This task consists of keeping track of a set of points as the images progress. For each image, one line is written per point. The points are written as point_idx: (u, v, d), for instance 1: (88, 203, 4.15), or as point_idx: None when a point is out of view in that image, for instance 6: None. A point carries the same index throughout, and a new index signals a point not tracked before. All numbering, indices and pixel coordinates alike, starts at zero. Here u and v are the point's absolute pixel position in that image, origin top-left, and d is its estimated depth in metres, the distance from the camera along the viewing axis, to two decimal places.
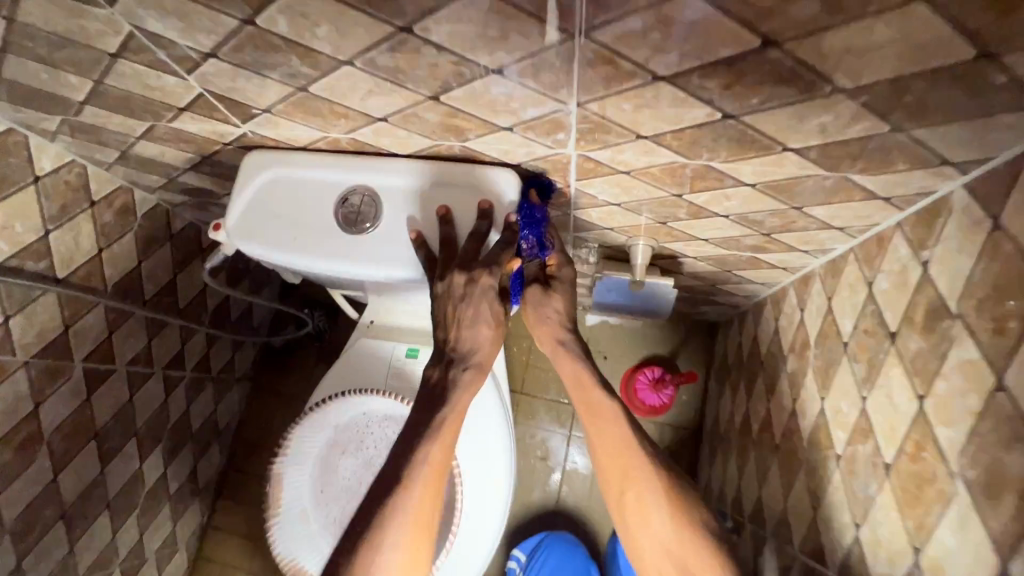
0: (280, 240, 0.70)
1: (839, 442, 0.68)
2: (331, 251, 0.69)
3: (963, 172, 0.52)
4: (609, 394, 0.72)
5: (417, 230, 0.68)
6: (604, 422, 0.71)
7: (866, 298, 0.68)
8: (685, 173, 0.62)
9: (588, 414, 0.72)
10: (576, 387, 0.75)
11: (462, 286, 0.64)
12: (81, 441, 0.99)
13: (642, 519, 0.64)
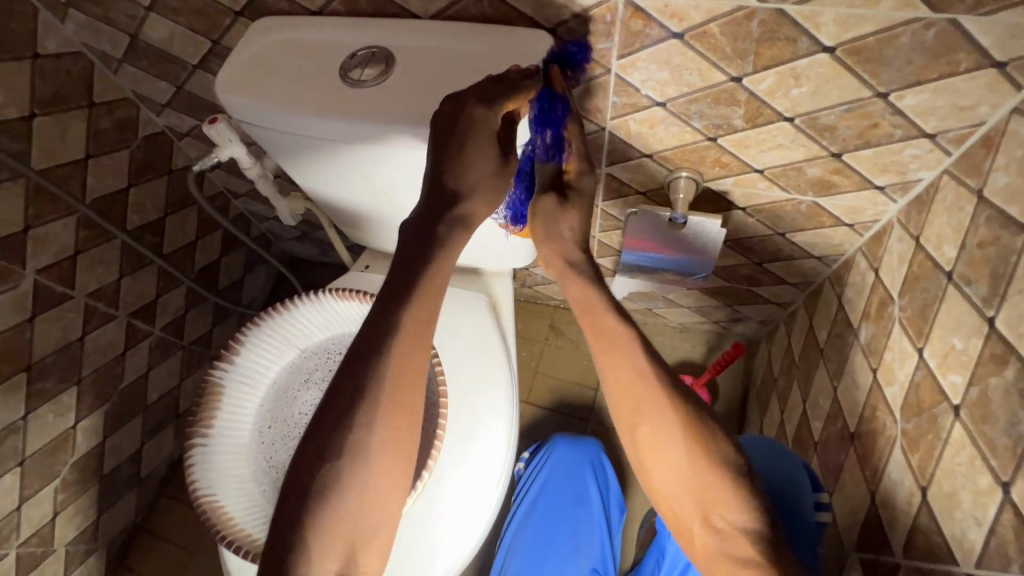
0: (276, 99, 0.60)
1: (955, 389, 0.51)
2: (327, 104, 0.59)
3: None
4: (625, 317, 0.58)
5: (431, 86, 0.58)
6: (615, 353, 0.57)
7: (975, 208, 0.54)
8: (751, 32, 0.53)
9: (597, 342, 0.58)
10: (583, 311, 0.59)
11: (448, 114, 0.51)
12: (10, 370, 0.83)
13: (663, 456, 0.55)
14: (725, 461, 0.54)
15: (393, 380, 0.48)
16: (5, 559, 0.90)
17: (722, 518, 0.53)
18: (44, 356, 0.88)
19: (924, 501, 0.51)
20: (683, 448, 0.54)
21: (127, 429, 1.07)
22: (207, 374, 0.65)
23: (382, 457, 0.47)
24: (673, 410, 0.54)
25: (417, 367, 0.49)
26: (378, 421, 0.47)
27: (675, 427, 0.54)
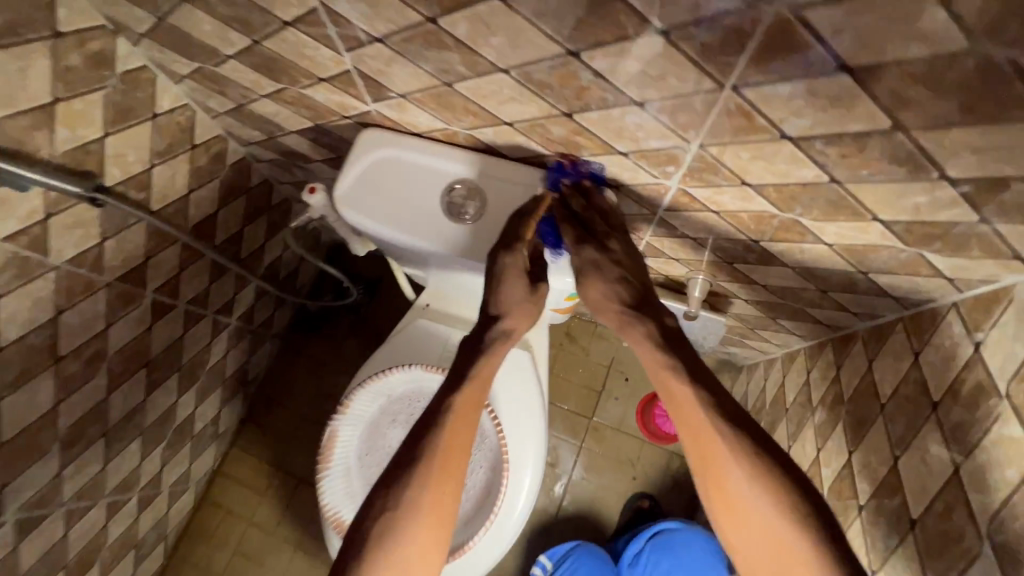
0: (389, 221, 0.76)
1: (862, 493, 0.73)
2: (431, 233, 0.75)
3: None
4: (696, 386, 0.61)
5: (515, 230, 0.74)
6: (707, 440, 0.58)
7: (910, 365, 0.72)
8: (768, 221, 0.67)
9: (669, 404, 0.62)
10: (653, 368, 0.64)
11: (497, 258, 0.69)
12: (134, 368, 1.03)
13: (748, 519, 0.57)
14: (811, 531, 0.55)
15: (430, 489, 0.62)
16: (130, 500, 1.16)
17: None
18: (153, 353, 1.07)
19: None
20: (767, 530, 0.56)
21: (209, 399, 1.30)
22: (327, 422, 0.85)
23: (425, 548, 0.60)
24: (761, 472, 0.57)
25: (453, 460, 0.64)
26: (415, 523, 0.60)
27: (754, 487, 0.57)
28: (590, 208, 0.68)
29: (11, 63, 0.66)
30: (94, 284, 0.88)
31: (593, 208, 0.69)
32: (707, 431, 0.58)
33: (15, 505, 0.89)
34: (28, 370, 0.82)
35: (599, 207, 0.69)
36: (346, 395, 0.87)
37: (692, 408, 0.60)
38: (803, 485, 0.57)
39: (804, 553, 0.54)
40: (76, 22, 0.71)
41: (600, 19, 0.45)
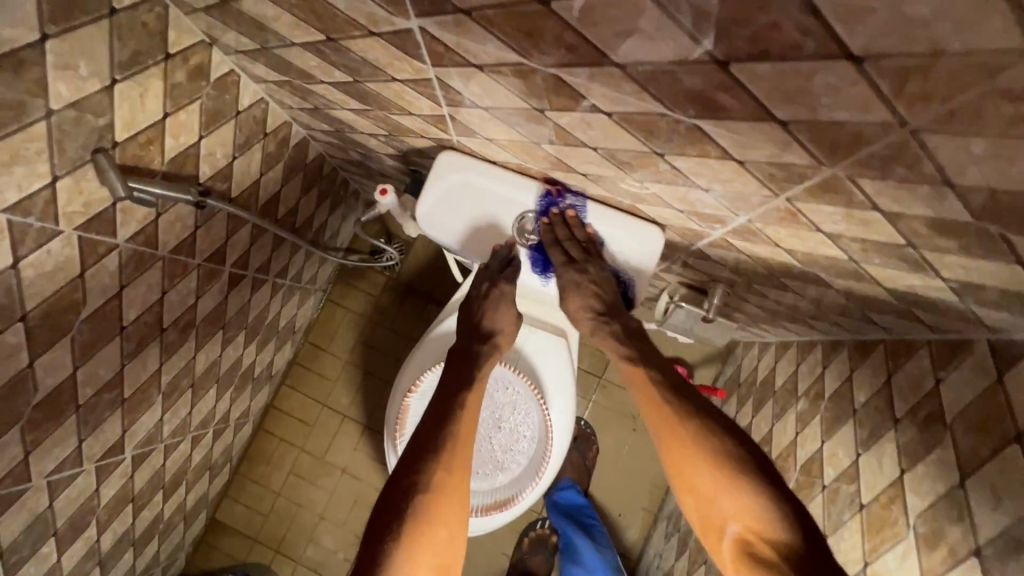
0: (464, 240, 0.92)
1: (827, 476, 0.93)
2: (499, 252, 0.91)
3: (992, 333, 0.70)
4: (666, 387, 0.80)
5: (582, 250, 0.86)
6: (674, 425, 0.76)
7: (883, 383, 0.89)
8: (789, 268, 0.80)
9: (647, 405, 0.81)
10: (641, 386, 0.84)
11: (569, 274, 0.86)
12: (214, 330, 1.17)
13: (704, 487, 0.72)
14: (752, 488, 0.69)
15: (452, 450, 0.78)
16: (206, 433, 1.35)
17: (755, 530, 0.67)
18: (227, 316, 1.20)
19: None
20: (708, 468, 0.72)
21: (265, 348, 1.45)
22: (401, 399, 1.02)
23: (449, 491, 0.74)
24: (709, 445, 0.73)
25: (468, 430, 0.82)
26: (442, 470, 0.75)
27: (699, 457, 0.73)
28: (569, 237, 0.86)
29: (133, 89, 0.72)
30: (188, 267, 0.99)
31: (573, 238, 0.86)
32: (665, 403, 0.79)
33: (131, 444, 1.07)
34: (141, 342, 0.96)
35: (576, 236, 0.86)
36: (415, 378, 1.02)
37: (657, 402, 0.79)
38: (762, 456, 0.73)
39: (747, 485, 0.69)
40: (181, 41, 0.76)
41: (690, 144, 0.55)
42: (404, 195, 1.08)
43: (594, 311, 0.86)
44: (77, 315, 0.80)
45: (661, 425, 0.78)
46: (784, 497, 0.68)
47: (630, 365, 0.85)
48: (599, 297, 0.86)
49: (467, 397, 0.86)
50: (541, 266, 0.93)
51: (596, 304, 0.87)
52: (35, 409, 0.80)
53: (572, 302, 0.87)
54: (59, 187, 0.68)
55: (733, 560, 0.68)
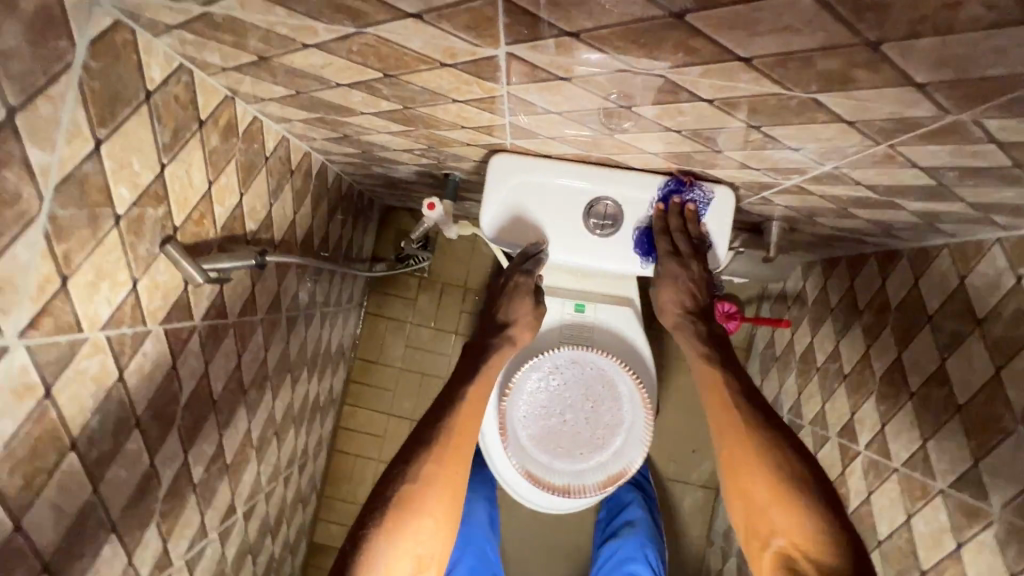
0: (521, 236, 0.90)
1: (913, 383, 0.96)
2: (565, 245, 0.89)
3: None
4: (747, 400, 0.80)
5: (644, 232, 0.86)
6: (742, 443, 0.78)
7: (956, 287, 0.92)
8: (863, 200, 0.80)
9: (716, 418, 0.82)
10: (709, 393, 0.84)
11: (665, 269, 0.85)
12: (282, 376, 1.16)
13: (754, 501, 0.76)
14: (812, 509, 0.72)
15: (452, 444, 0.78)
16: (292, 471, 1.37)
17: (801, 548, 0.71)
18: (291, 358, 1.19)
19: (881, 430, 1.02)
20: (767, 487, 0.75)
21: (323, 376, 1.45)
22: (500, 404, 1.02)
23: (441, 482, 0.75)
24: (769, 464, 0.75)
25: (470, 419, 0.82)
26: (434, 461, 0.75)
27: (759, 476, 0.76)
28: (683, 229, 0.84)
29: (179, 168, 0.68)
30: (253, 324, 0.97)
31: (686, 231, 0.84)
32: (733, 411, 0.80)
33: (240, 503, 1.09)
34: (230, 409, 0.96)
35: (686, 228, 0.84)
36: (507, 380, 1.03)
37: (731, 417, 0.80)
38: (825, 477, 0.75)
39: (800, 506, 0.72)
40: (208, 104, 0.71)
41: (796, 113, 0.54)
42: (443, 200, 1.05)
43: (684, 310, 0.87)
44: (177, 404, 0.79)
45: (725, 431, 0.81)
46: (837, 522, 0.71)
47: (704, 364, 0.85)
48: (696, 295, 0.86)
49: (474, 386, 0.85)
50: (644, 253, 0.89)
51: (689, 302, 0.87)
52: (163, 501, 0.81)
53: (664, 296, 0.87)
54: (140, 288, 0.66)
55: (773, 569, 0.73)
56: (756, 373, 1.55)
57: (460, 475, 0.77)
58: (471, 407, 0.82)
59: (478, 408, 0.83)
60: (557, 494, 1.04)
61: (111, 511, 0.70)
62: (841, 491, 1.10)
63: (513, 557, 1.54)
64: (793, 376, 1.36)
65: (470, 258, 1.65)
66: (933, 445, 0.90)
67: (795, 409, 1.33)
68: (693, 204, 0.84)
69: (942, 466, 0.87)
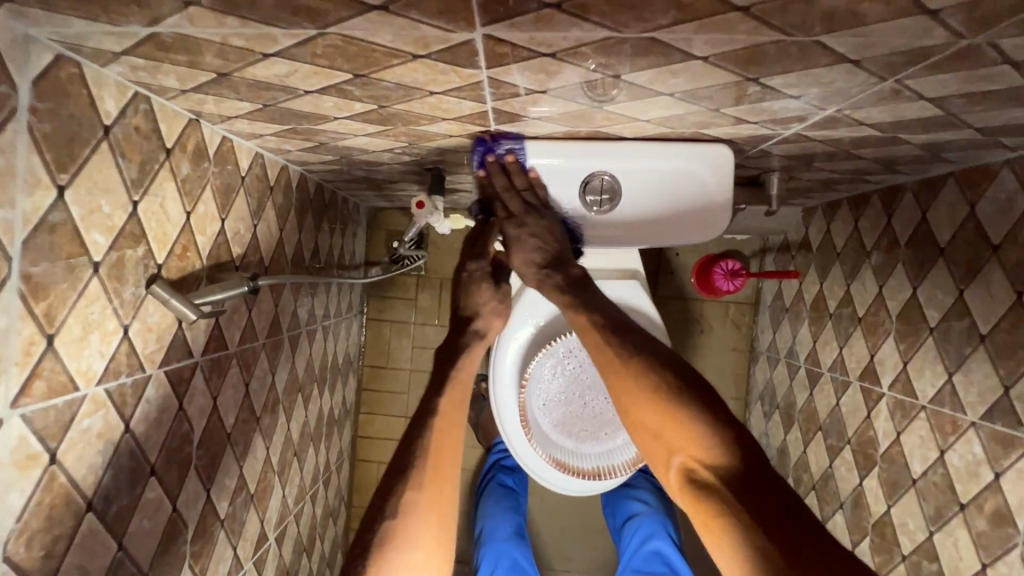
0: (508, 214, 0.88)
1: (931, 318, 0.95)
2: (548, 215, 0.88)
3: None
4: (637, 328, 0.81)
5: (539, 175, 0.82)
6: (622, 370, 0.75)
7: (967, 216, 0.89)
8: (867, 139, 0.77)
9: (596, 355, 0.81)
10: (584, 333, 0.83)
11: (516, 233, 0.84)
12: (294, 396, 1.14)
13: (649, 428, 0.73)
14: (702, 416, 0.69)
15: (429, 467, 0.77)
16: (317, 487, 1.36)
17: (697, 458, 0.68)
18: (299, 378, 1.17)
19: (903, 369, 1.01)
20: (654, 409, 0.72)
21: (335, 388, 1.43)
22: (518, 397, 1.00)
23: (424, 508, 0.74)
24: (653, 384, 0.73)
25: (447, 438, 0.80)
26: (412, 489, 0.74)
27: (653, 395, 0.72)
28: (508, 185, 0.83)
29: (152, 201, 0.65)
30: (256, 350, 0.95)
31: (512, 187, 0.83)
32: (608, 345, 0.79)
33: (271, 529, 1.08)
34: (246, 439, 0.94)
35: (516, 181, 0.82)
36: (523, 372, 1.01)
37: (602, 346, 0.79)
38: (699, 384, 0.74)
39: (685, 416, 0.70)
40: (173, 131, 0.67)
41: (799, 60, 0.50)
42: (431, 196, 1.02)
43: (537, 266, 0.85)
44: (191, 445, 0.77)
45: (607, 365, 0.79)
46: (727, 426, 0.69)
47: (570, 310, 0.84)
48: (546, 250, 0.85)
49: (444, 400, 0.83)
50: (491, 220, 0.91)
51: (540, 258, 0.86)
52: (192, 542, 0.79)
53: (516, 258, 0.86)
54: (133, 334, 0.63)
55: (679, 490, 0.70)
56: (767, 326, 1.54)
57: (446, 495, 0.77)
58: (445, 423, 0.81)
59: (452, 423, 0.82)
60: (589, 478, 1.03)
61: (141, 562, 0.68)
62: (869, 434, 1.09)
63: (548, 539, 1.55)
64: (806, 326, 1.35)
65: (465, 250, 1.61)
66: (959, 378, 0.89)
67: (811, 357, 1.32)
68: (487, 158, 0.81)
69: (972, 398, 0.86)
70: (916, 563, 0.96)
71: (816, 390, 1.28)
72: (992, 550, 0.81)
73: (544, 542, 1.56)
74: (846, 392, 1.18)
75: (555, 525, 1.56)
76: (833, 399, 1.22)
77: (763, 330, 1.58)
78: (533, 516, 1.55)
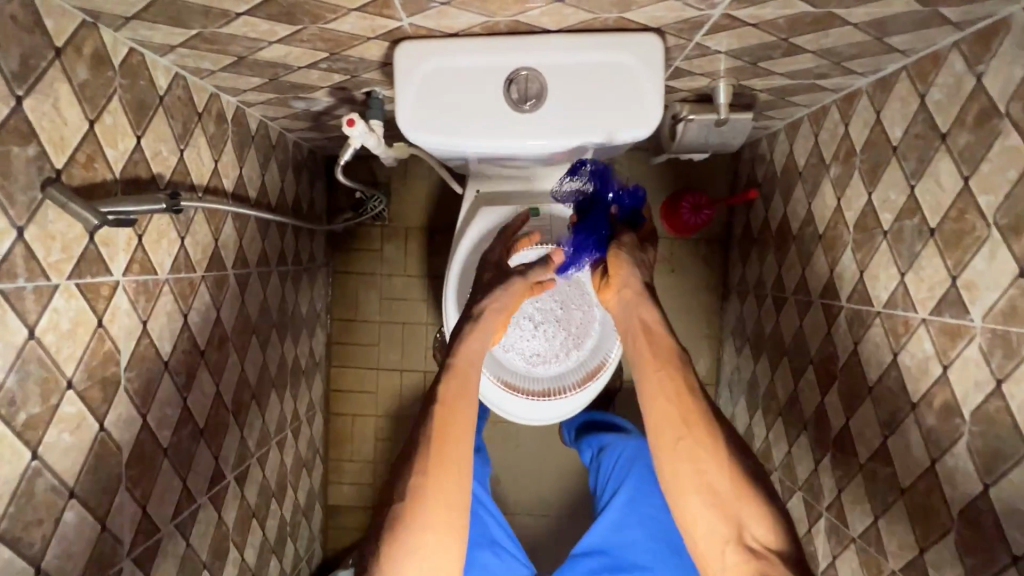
0: (447, 121, 0.81)
1: (886, 222, 0.92)
2: (481, 118, 0.81)
3: None
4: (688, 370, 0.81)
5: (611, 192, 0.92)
6: (689, 410, 0.77)
7: (918, 108, 0.85)
8: (802, 20, 0.73)
9: (655, 361, 0.81)
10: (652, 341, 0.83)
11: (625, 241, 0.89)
12: (247, 337, 1.13)
13: (701, 481, 0.74)
14: (755, 481, 0.75)
15: (433, 451, 0.75)
16: (285, 434, 1.36)
17: (756, 541, 0.72)
18: (253, 319, 1.16)
19: (860, 279, 0.99)
20: (720, 460, 0.75)
21: (300, 338, 1.43)
22: None
23: (432, 492, 0.73)
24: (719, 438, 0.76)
25: (452, 419, 0.78)
26: (417, 473, 0.73)
27: (714, 450, 0.75)
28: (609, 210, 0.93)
29: (44, 102, 0.62)
30: (194, 282, 0.93)
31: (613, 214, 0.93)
32: (682, 380, 0.79)
33: (229, 468, 1.08)
34: (189, 371, 0.93)
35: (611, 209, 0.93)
36: None
37: (674, 380, 0.79)
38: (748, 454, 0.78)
39: (750, 489, 0.74)
40: (64, 29, 0.64)
41: None
42: (370, 120, 0.98)
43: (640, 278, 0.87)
44: (118, 366, 0.76)
45: (662, 389, 0.79)
46: (774, 499, 0.74)
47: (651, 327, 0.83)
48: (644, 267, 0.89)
49: (447, 379, 0.81)
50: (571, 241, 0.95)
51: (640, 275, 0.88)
52: (129, 466, 0.79)
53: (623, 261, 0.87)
54: (30, 238, 0.61)
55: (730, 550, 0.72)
56: (738, 261, 1.52)
57: (458, 478, 0.75)
58: (447, 407, 0.78)
59: (462, 404, 0.79)
60: (539, 398, 1.01)
61: (64, 476, 0.67)
62: (830, 351, 1.07)
63: (523, 482, 1.56)
64: (772, 253, 1.32)
65: (429, 197, 1.58)
66: (911, 277, 0.86)
67: (777, 284, 1.29)
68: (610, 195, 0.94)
69: (923, 296, 0.83)
70: (872, 470, 0.93)
71: (782, 316, 1.26)
72: (941, 445, 0.79)
73: (520, 485, 1.56)
74: (809, 313, 1.15)
75: (529, 467, 1.57)
76: (798, 323, 1.20)
77: (734, 265, 1.55)
78: (507, 460, 1.56)
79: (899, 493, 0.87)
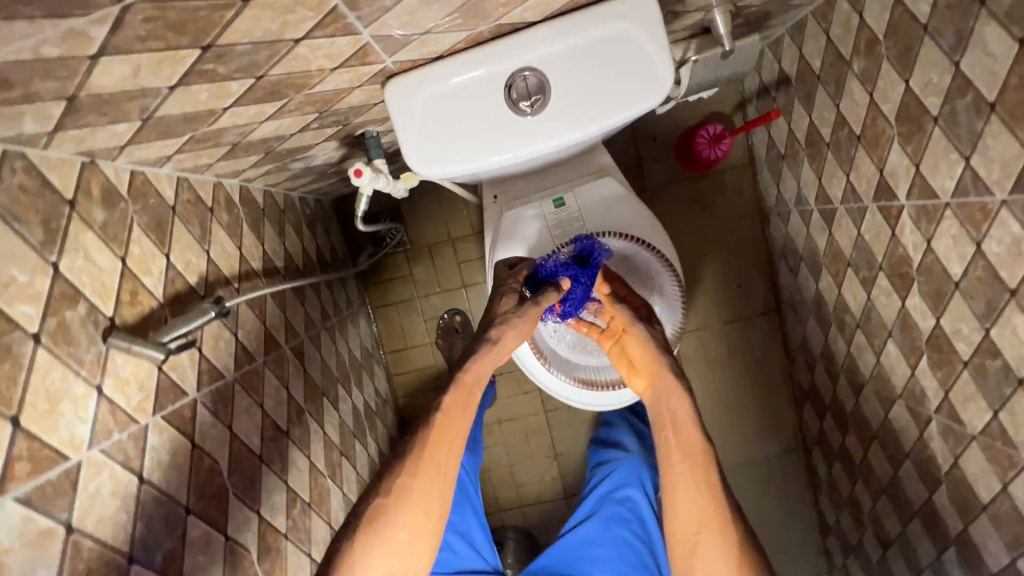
0: (457, 147, 0.78)
1: (934, 107, 0.85)
2: (490, 134, 0.77)
3: None
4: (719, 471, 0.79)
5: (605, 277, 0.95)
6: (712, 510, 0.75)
7: None
8: None
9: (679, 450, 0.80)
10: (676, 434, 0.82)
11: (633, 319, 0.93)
12: (319, 402, 1.15)
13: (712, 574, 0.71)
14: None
15: (427, 454, 0.74)
16: None
17: None
18: (319, 383, 1.17)
19: (916, 172, 0.92)
20: (730, 557, 0.71)
21: (363, 383, 1.44)
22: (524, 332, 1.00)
23: (415, 500, 0.72)
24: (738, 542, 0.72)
25: (452, 424, 0.76)
26: (406, 475, 0.73)
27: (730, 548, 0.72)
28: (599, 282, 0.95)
29: (75, 257, 0.62)
30: (260, 370, 0.95)
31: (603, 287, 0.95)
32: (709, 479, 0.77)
33: None
34: (281, 454, 0.95)
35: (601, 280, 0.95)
36: None
37: (699, 478, 0.77)
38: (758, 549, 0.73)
39: None
40: (69, 179, 0.63)
41: None
42: (372, 161, 0.94)
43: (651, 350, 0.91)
44: (222, 474, 0.78)
45: (692, 477, 0.78)
46: None
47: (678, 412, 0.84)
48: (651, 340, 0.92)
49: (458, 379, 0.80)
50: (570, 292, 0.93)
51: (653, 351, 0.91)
52: (260, 560, 0.82)
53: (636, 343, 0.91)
54: (110, 391, 0.62)
55: None
56: (770, 181, 1.45)
57: (439, 489, 0.74)
58: (451, 413, 0.77)
59: (466, 411, 0.78)
60: (619, 385, 1.01)
61: None
62: (900, 253, 1.02)
63: None
64: (807, 166, 1.25)
65: (443, 207, 1.55)
66: (976, 160, 0.80)
67: (821, 196, 1.23)
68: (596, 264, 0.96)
69: (995, 177, 0.77)
70: (979, 365, 0.89)
71: (836, 228, 1.20)
72: None
73: None
74: (866, 218, 1.09)
75: None
76: (856, 231, 1.14)
77: (766, 187, 1.48)
78: None
79: (1014, 384, 0.82)
